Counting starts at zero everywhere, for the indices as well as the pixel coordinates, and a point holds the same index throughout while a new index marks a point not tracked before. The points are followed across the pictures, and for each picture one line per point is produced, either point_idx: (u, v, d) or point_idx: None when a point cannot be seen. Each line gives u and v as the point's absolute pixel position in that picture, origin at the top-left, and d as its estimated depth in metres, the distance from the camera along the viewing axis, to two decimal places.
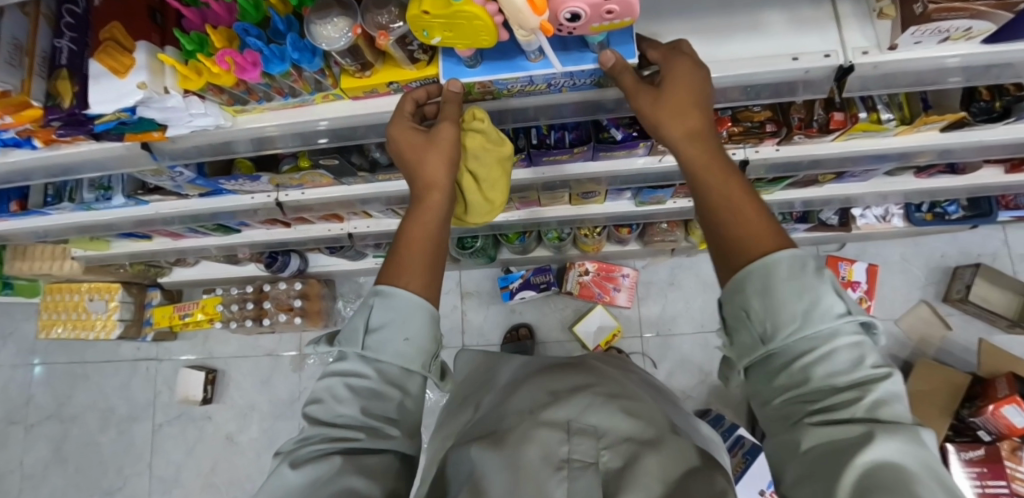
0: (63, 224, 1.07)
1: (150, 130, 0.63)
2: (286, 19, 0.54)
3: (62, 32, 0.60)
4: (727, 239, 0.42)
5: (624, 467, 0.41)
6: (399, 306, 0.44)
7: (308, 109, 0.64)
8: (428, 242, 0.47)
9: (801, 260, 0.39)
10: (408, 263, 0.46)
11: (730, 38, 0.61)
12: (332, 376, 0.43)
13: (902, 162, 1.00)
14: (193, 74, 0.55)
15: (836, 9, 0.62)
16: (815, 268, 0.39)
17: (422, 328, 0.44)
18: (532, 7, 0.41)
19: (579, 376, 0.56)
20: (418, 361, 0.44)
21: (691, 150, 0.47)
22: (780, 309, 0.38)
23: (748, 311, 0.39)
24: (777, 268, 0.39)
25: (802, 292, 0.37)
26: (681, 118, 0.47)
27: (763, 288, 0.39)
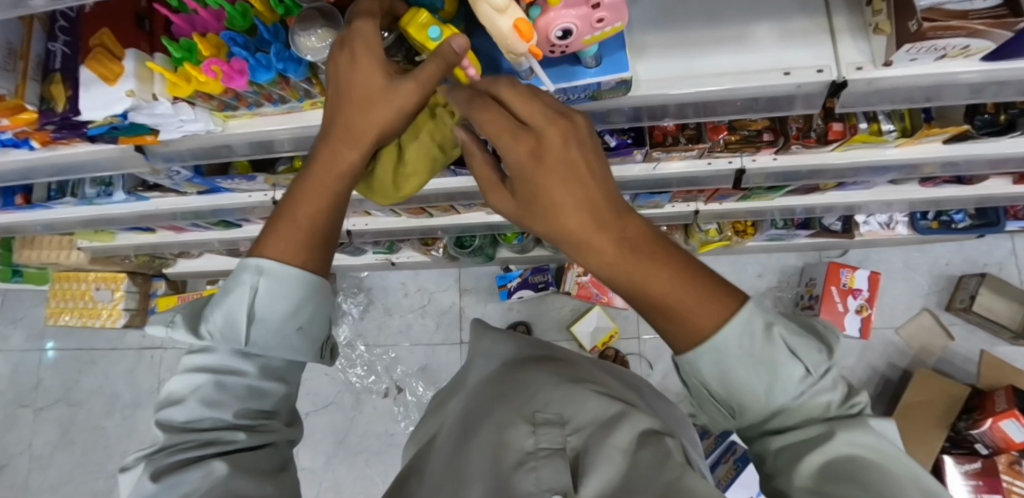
0: (66, 217, 1.09)
1: (143, 134, 0.63)
2: (273, 27, 0.54)
3: (55, 36, 0.61)
4: (670, 322, 0.34)
5: (589, 446, 0.40)
6: (289, 291, 0.41)
7: (297, 116, 0.64)
8: (318, 221, 0.42)
9: (752, 327, 0.33)
10: (286, 230, 0.41)
11: (703, 52, 0.59)
12: (192, 371, 0.40)
13: (907, 173, 0.99)
14: (182, 81, 0.56)
15: (831, 21, 0.60)
16: (765, 336, 0.33)
17: (314, 314, 0.43)
18: (519, 33, 0.40)
19: (541, 370, 0.56)
20: (306, 350, 0.43)
21: (606, 241, 0.35)
22: (742, 386, 0.33)
23: (711, 389, 0.34)
24: (726, 353, 0.32)
25: (760, 370, 0.33)
26: (573, 198, 0.35)
27: (720, 376, 0.33)
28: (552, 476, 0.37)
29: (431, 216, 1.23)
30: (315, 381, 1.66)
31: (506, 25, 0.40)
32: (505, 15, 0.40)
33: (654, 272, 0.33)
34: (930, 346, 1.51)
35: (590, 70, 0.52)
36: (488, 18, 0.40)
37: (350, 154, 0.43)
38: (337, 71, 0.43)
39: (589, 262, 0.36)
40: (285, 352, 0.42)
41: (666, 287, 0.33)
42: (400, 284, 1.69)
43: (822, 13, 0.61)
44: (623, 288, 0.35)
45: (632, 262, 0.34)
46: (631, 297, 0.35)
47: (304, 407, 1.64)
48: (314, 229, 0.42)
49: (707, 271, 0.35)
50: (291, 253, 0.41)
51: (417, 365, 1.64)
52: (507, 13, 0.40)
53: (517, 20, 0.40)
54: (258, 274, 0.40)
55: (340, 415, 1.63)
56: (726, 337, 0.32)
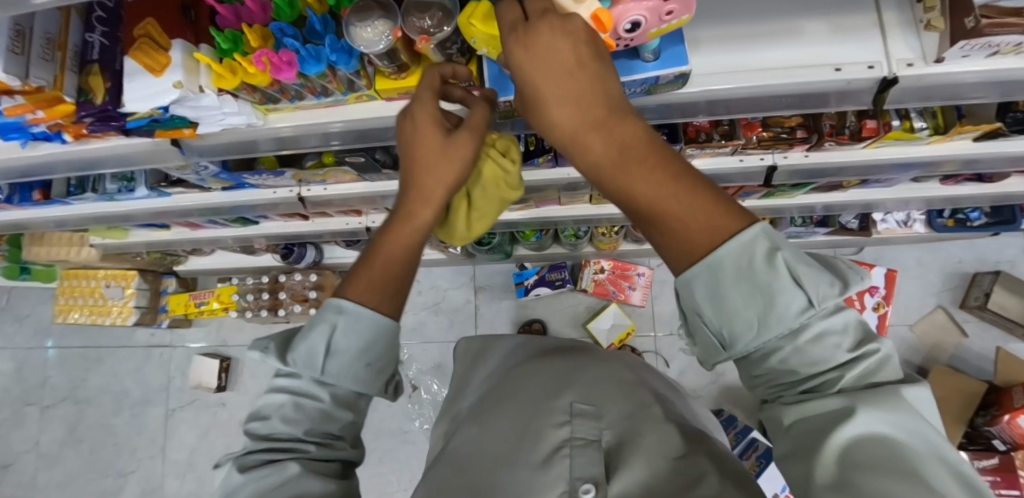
0: (83, 213, 1.07)
1: (181, 127, 0.62)
2: (323, 18, 0.53)
3: (93, 26, 0.59)
4: (662, 233, 0.34)
5: (625, 443, 0.41)
6: (363, 329, 0.40)
7: (339, 109, 0.64)
8: (398, 263, 0.42)
9: (755, 245, 0.31)
10: (365, 275, 0.42)
11: (759, 47, 0.60)
12: (278, 389, 0.40)
13: (927, 171, 0.98)
14: (228, 73, 0.54)
15: (881, 18, 0.60)
16: (766, 258, 0.31)
17: (384, 352, 0.41)
18: (598, 23, 0.40)
19: (591, 360, 0.54)
20: (373, 383, 0.42)
21: (601, 147, 0.35)
22: (732, 314, 0.32)
23: (701, 315, 0.34)
24: (722, 271, 0.31)
25: (754, 292, 0.31)
26: (567, 96, 0.35)
27: (712, 294, 0.32)
28: (586, 466, 0.39)
29: None
30: None
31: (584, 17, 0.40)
32: (583, 6, 0.39)
33: (648, 181, 0.33)
34: (943, 343, 1.52)
35: (648, 64, 0.53)
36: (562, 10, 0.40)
37: (425, 207, 0.43)
38: (405, 133, 0.45)
39: (584, 166, 0.37)
40: (358, 386, 0.41)
41: (655, 197, 0.33)
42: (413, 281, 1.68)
43: (871, 10, 0.61)
44: (613, 194, 0.36)
45: (626, 164, 0.34)
46: (623, 207, 0.36)
47: None
48: (392, 273, 0.42)
49: (705, 184, 0.33)
50: (371, 295, 0.41)
51: (431, 363, 1.63)
52: (585, 4, 0.39)
53: (596, 11, 0.39)
54: (338, 314, 0.40)
55: None
56: (722, 255, 0.31)
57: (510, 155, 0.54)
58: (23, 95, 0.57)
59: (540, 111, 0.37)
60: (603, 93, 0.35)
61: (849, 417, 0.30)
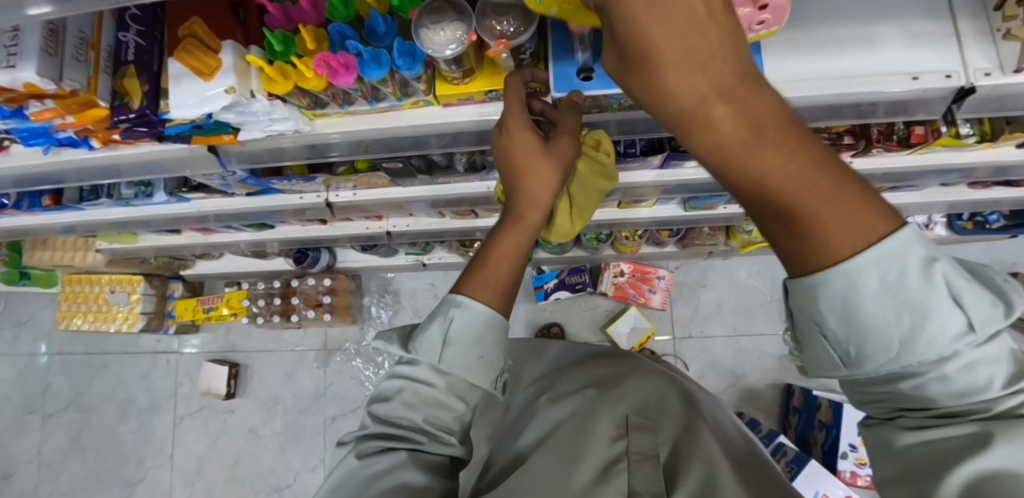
0: (95, 219, 1.03)
1: (223, 133, 0.58)
2: (385, 19, 0.50)
3: (127, 25, 0.55)
4: (793, 235, 0.26)
5: (679, 460, 0.47)
6: (480, 324, 0.42)
7: (393, 115, 0.60)
8: (507, 265, 0.45)
9: (906, 253, 0.25)
10: (486, 276, 0.44)
11: (835, 54, 0.58)
12: (399, 377, 0.44)
13: (958, 176, 0.97)
14: (280, 77, 0.51)
15: (956, 25, 0.57)
16: (917, 268, 0.25)
17: (495, 345, 0.43)
18: None
19: (647, 382, 0.60)
20: (485, 378, 0.44)
21: (722, 119, 0.26)
22: (867, 330, 0.26)
23: (822, 330, 0.28)
24: (863, 282, 0.25)
25: (896, 307, 0.26)
26: (683, 62, 0.27)
27: (842, 305, 0.26)
28: None
29: (477, 217, 1.18)
30: (340, 384, 1.61)
31: None
32: None
33: (783, 166, 0.25)
34: None
35: None
36: None
37: (531, 214, 0.47)
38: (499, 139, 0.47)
39: (699, 145, 0.28)
40: (469, 378, 0.43)
41: (793, 188, 0.25)
42: (428, 285, 1.64)
43: (945, 16, 0.58)
44: (731, 184, 0.28)
45: (759, 147, 0.26)
46: (741, 198, 0.28)
47: (329, 412, 1.59)
48: (504, 272, 0.45)
49: (849, 175, 0.26)
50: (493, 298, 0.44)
51: None
52: None
53: None
54: (456, 307, 0.43)
55: None
56: (863, 265, 0.25)
57: (603, 148, 0.55)
58: (54, 99, 0.53)
59: (639, 71, 0.28)
60: (728, 49, 0.27)
61: (979, 451, 0.26)
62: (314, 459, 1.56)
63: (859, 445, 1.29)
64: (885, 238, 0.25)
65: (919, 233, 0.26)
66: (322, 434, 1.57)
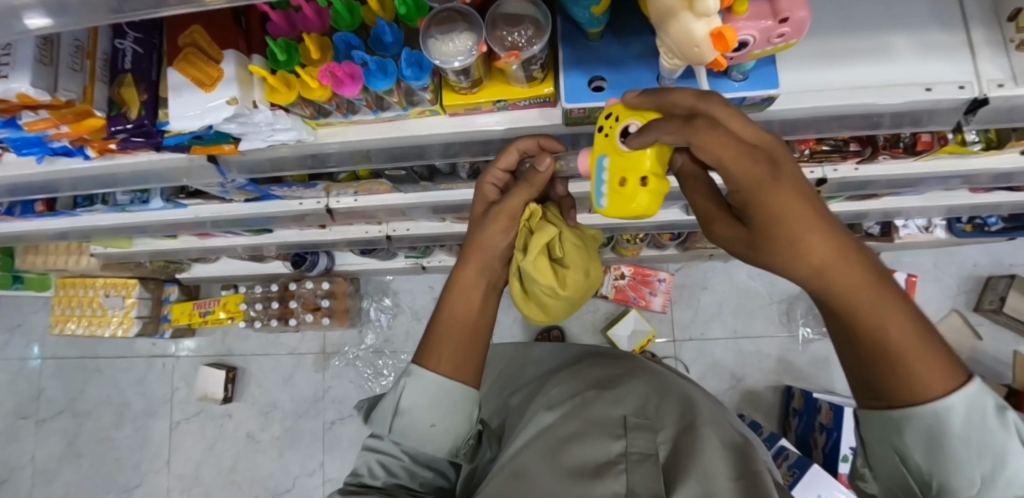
0: (90, 225, 1.01)
1: (223, 143, 0.57)
2: (392, 28, 0.48)
3: (124, 32, 0.54)
4: (895, 380, 0.29)
5: (680, 463, 0.45)
6: (426, 392, 0.43)
7: (399, 124, 0.59)
8: (466, 324, 0.45)
9: (981, 403, 0.28)
10: (434, 339, 0.45)
11: (848, 64, 0.57)
12: (368, 450, 0.52)
13: (960, 182, 0.97)
14: (283, 87, 0.49)
15: (969, 35, 0.57)
16: (992, 417, 0.28)
17: (446, 413, 0.43)
18: (719, 40, 0.36)
19: (643, 379, 0.58)
20: (445, 440, 0.45)
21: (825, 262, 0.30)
22: (949, 467, 0.28)
23: (904, 460, 0.30)
24: (949, 423, 0.28)
25: (978, 447, 0.28)
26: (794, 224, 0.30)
27: (929, 441, 0.28)
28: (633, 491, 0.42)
29: None
30: (339, 388, 1.60)
31: (702, 32, 0.36)
32: (704, 21, 0.36)
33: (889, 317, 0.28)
34: (959, 346, 1.53)
35: (734, 83, 0.50)
36: (680, 22, 0.36)
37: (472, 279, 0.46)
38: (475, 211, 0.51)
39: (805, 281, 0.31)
40: (423, 445, 0.45)
41: (896, 336, 0.28)
42: (427, 287, 1.63)
43: (958, 26, 0.58)
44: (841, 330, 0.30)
45: (862, 300, 0.29)
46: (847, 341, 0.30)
47: (328, 416, 1.57)
48: (458, 339, 0.44)
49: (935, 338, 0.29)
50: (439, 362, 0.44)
51: None
52: (705, 19, 0.36)
53: (720, 27, 0.35)
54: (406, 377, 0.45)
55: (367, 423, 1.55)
56: (949, 407, 0.28)
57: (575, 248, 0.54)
58: (48, 109, 0.52)
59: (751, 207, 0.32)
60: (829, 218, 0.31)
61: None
62: (313, 464, 1.55)
63: None
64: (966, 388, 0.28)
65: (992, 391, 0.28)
66: (321, 439, 1.56)
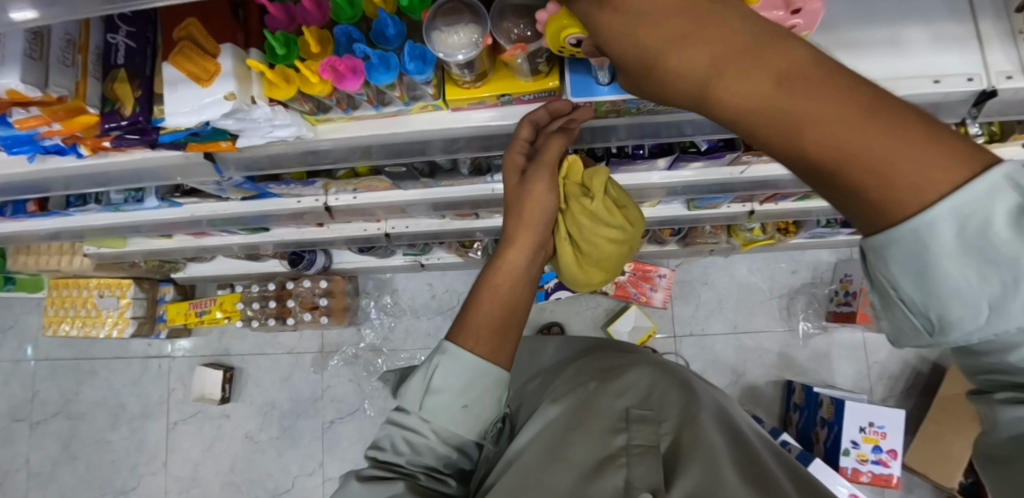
0: (83, 225, 0.99)
1: (220, 140, 0.55)
2: (394, 20, 0.47)
3: (117, 25, 0.52)
4: (853, 195, 0.22)
5: (682, 452, 0.45)
6: (462, 369, 0.43)
7: (399, 120, 0.58)
8: (505, 295, 0.46)
9: (992, 198, 0.20)
10: (472, 320, 0.45)
11: (859, 56, 0.57)
12: (391, 424, 0.45)
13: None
14: (282, 82, 0.48)
15: (978, 27, 0.57)
16: (1006, 218, 0.20)
17: (480, 393, 0.43)
18: None
19: (646, 367, 0.58)
20: (470, 427, 0.43)
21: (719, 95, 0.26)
22: (952, 292, 0.22)
23: (901, 298, 0.23)
24: (934, 233, 0.21)
25: (978, 266, 0.21)
26: (686, 39, 0.26)
27: (910, 265, 0.22)
28: (638, 486, 0.41)
29: (478, 218, 1.16)
30: (338, 387, 1.58)
31: None
32: None
33: (812, 116, 0.22)
34: None
35: None
36: None
37: (515, 255, 0.48)
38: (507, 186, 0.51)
39: (724, 112, 0.26)
40: (449, 427, 0.43)
41: (824, 131, 0.22)
42: (426, 285, 1.61)
43: (968, 18, 0.58)
44: (776, 147, 0.24)
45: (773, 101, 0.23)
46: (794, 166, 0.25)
47: (327, 415, 1.56)
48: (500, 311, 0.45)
49: (895, 105, 0.21)
50: (479, 344, 0.44)
51: None
52: None
53: None
54: (441, 354, 0.44)
55: (367, 422, 1.54)
56: (931, 212, 0.20)
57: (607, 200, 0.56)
58: (39, 106, 0.50)
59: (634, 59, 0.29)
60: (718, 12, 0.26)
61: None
62: (312, 463, 1.53)
63: (861, 442, 1.30)
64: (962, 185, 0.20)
65: (1020, 172, 0.20)
66: (321, 438, 1.54)
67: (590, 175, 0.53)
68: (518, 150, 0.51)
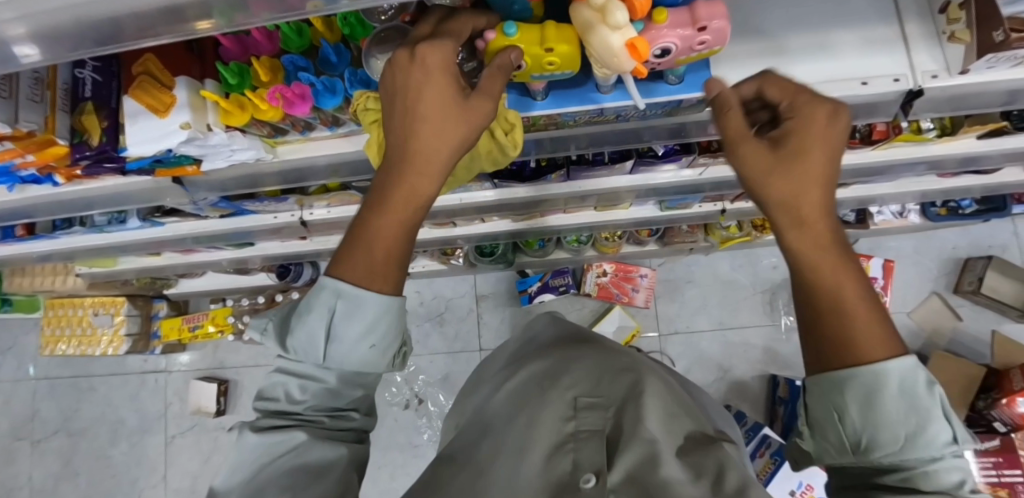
0: (72, 246, 1.03)
1: (185, 165, 0.58)
2: (337, 48, 0.50)
3: (82, 61, 0.55)
4: (840, 341, 0.36)
5: (625, 428, 0.47)
6: (365, 311, 0.41)
7: (355, 139, 0.61)
8: (398, 226, 0.42)
9: (914, 377, 0.34)
10: (362, 255, 0.41)
11: (791, 61, 0.59)
12: (284, 372, 0.44)
13: (929, 167, 1.01)
14: (236, 109, 0.51)
15: (904, 29, 0.59)
16: (923, 391, 0.34)
17: (386, 332, 0.43)
18: (633, 51, 0.37)
19: (591, 358, 0.62)
20: (377, 362, 0.45)
21: (786, 215, 0.38)
22: (881, 422, 0.34)
23: (842, 415, 0.35)
24: (883, 385, 0.34)
25: (906, 412, 0.34)
26: (803, 185, 0.37)
27: (865, 398, 0.34)
28: (584, 464, 0.44)
29: (456, 225, 1.19)
30: None
31: (619, 43, 0.37)
32: (618, 33, 0.36)
33: (843, 292, 0.36)
34: (940, 328, 1.55)
35: (670, 86, 0.50)
36: (599, 35, 0.37)
37: (421, 182, 0.41)
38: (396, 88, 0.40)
39: (795, 249, 0.38)
40: (359, 367, 0.43)
41: (852, 301, 0.36)
42: (414, 293, 1.64)
43: (895, 20, 0.60)
44: (809, 286, 0.37)
45: (832, 266, 0.37)
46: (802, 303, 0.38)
47: None
48: (383, 245, 0.41)
49: (882, 308, 0.36)
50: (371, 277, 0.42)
51: (438, 375, 1.60)
52: (621, 31, 0.36)
53: (633, 39, 0.36)
54: (338, 298, 0.41)
55: None
56: (885, 371, 0.34)
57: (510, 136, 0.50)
58: (13, 140, 0.53)
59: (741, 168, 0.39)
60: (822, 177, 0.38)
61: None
62: None
63: None
64: (899, 360, 0.34)
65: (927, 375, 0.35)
66: None
67: (513, 120, 0.48)
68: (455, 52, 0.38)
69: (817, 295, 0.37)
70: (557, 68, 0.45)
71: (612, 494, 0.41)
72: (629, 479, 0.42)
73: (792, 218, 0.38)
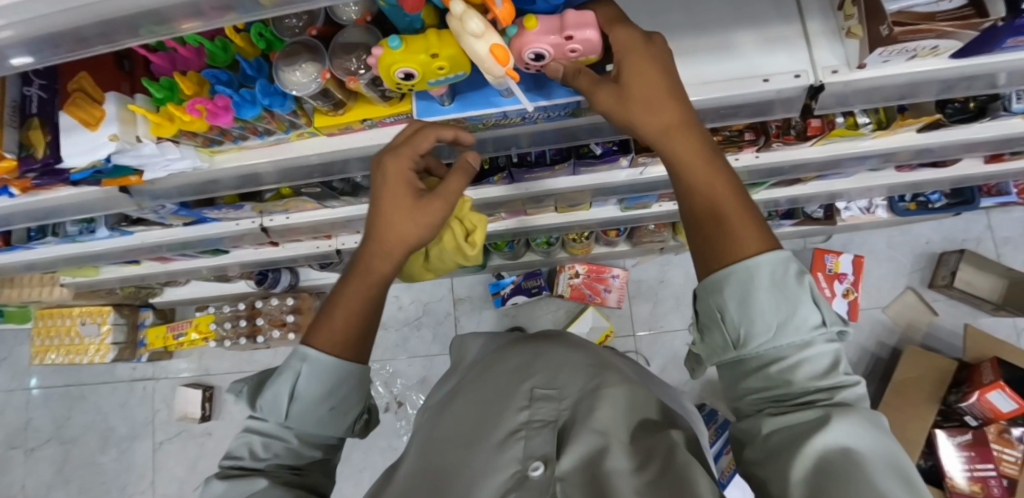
0: (50, 256, 1.07)
1: (128, 175, 0.63)
2: (255, 62, 0.54)
3: (29, 79, 0.59)
4: (719, 238, 0.39)
5: (578, 419, 0.45)
6: (326, 373, 0.47)
7: (285, 147, 0.65)
8: (366, 295, 0.50)
9: (785, 263, 0.37)
10: (328, 325, 0.49)
11: (697, 61, 0.61)
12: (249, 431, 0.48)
13: (882, 160, 1.01)
14: (165, 121, 0.55)
15: (805, 27, 0.62)
16: (794, 277, 0.36)
17: (347, 394, 0.48)
18: (495, 58, 0.40)
19: (554, 351, 0.60)
20: (336, 422, 0.49)
21: (650, 127, 0.42)
22: (755, 315, 0.36)
23: (723, 314, 0.37)
24: (757, 272, 0.36)
25: (779, 299, 0.36)
26: (658, 105, 0.42)
27: (742, 294, 0.36)
28: (536, 449, 0.43)
29: None
30: None
31: (483, 50, 0.39)
32: (482, 40, 0.39)
33: (721, 195, 0.40)
34: (915, 323, 1.55)
35: (567, 88, 0.52)
36: (466, 44, 0.40)
37: (382, 266, 0.50)
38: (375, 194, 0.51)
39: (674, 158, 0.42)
40: (320, 425, 0.48)
41: (728, 200, 0.40)
42: (392, 296, 1.68)
43: (797, 19, 0.63)
44: (690, 194, 0.41)
45: (701, 165, 0.41)
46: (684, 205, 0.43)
47: None
48: (342, 318, 0.49)
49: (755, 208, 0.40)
50: (338, 347, 0.48)
51: (416, 378, 1.63)
52: (483, 38, 0.39)
53: (494, 46, 0.39)
54: (303, 362, 0.47)
55: None
56: (758, 263, 0.36)
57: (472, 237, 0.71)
58: None
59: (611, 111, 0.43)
60: (677, 102, 0.42)
61: (822, 429, 0.32)
62: None
63: None
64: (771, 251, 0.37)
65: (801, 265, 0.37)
66: None
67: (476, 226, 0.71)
68: (408, 163, 0.50)
69: (698, 202, 0.41)
70: (449, 72, 0.46)
71: (561, 481, 0.40)
72: (580, 466, 0.41)
73: (661, 128, 0.42)
